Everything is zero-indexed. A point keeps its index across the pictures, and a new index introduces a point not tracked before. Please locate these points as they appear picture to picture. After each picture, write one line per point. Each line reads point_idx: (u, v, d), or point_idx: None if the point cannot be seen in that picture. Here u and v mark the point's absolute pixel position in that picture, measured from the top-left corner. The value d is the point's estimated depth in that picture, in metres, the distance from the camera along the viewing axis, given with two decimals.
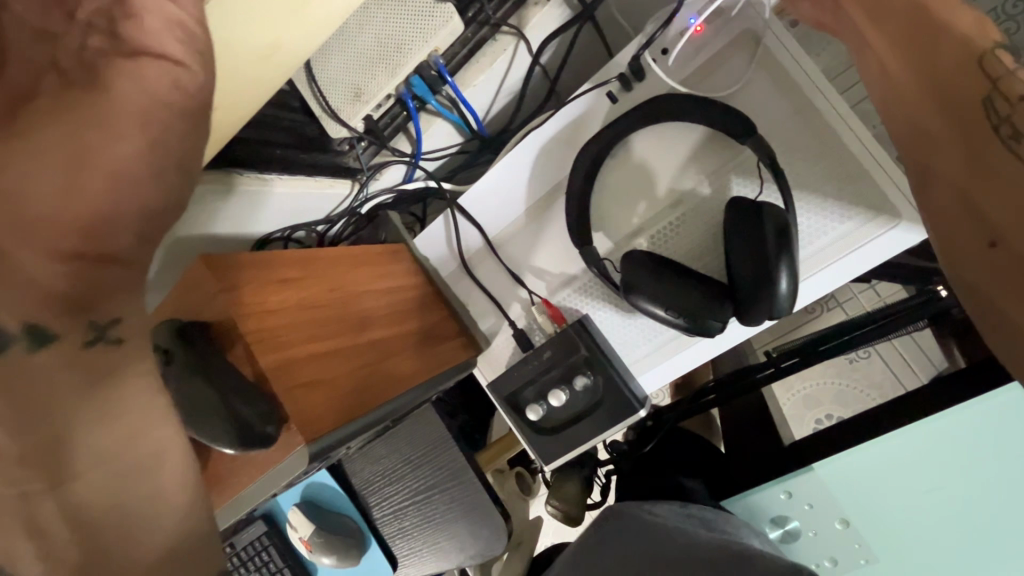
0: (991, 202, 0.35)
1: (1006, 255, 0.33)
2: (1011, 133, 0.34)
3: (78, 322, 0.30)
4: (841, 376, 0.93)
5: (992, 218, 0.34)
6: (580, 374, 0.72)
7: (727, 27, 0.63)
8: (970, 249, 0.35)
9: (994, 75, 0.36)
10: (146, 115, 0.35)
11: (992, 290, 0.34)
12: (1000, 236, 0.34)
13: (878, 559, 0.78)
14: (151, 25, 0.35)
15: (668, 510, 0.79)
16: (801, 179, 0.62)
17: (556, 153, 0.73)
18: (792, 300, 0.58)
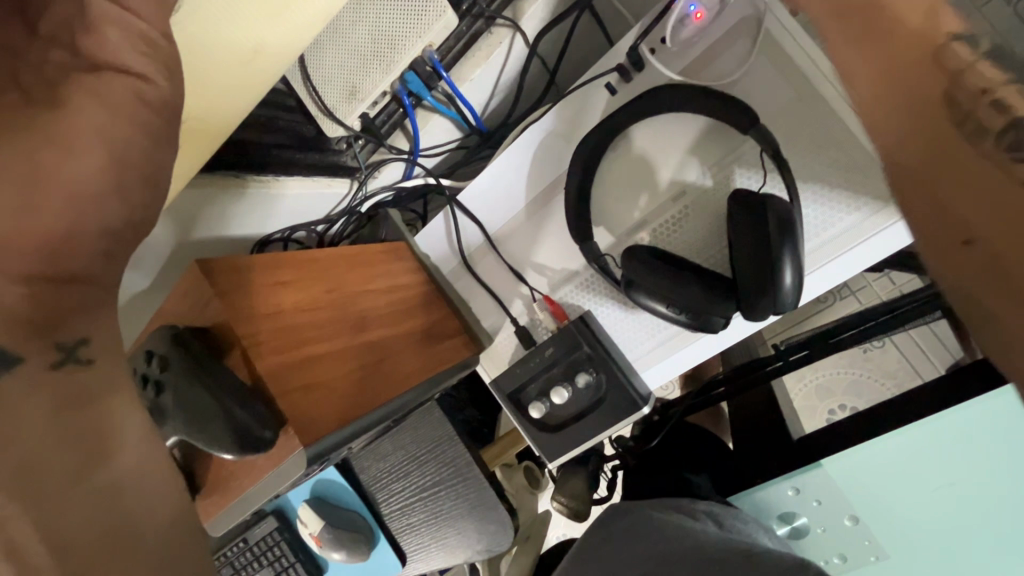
0: (962, 197, 0.27)
1: (988, 259, 0.26)
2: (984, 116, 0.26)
3: (45, 344, 0.31)
4: (854, 366, 0.91)
5: (965, 213, 0.27)
6: (582, 372, 0.71)
7: (728, 13, 0.60)
8: (938, 251, 0.28)
9: (954, 63, 0.27)
10: (107, 131, 0.35)
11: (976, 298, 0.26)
12: (979, 234, 0.26)
13: (890, 555, 0.76)
14: (112, 39, 0.36)
15: (676, 509, 0.79)
16: (807, 169, 0.60)
17: (555, 146, 0.72)
18: (798, 293, 0.57)
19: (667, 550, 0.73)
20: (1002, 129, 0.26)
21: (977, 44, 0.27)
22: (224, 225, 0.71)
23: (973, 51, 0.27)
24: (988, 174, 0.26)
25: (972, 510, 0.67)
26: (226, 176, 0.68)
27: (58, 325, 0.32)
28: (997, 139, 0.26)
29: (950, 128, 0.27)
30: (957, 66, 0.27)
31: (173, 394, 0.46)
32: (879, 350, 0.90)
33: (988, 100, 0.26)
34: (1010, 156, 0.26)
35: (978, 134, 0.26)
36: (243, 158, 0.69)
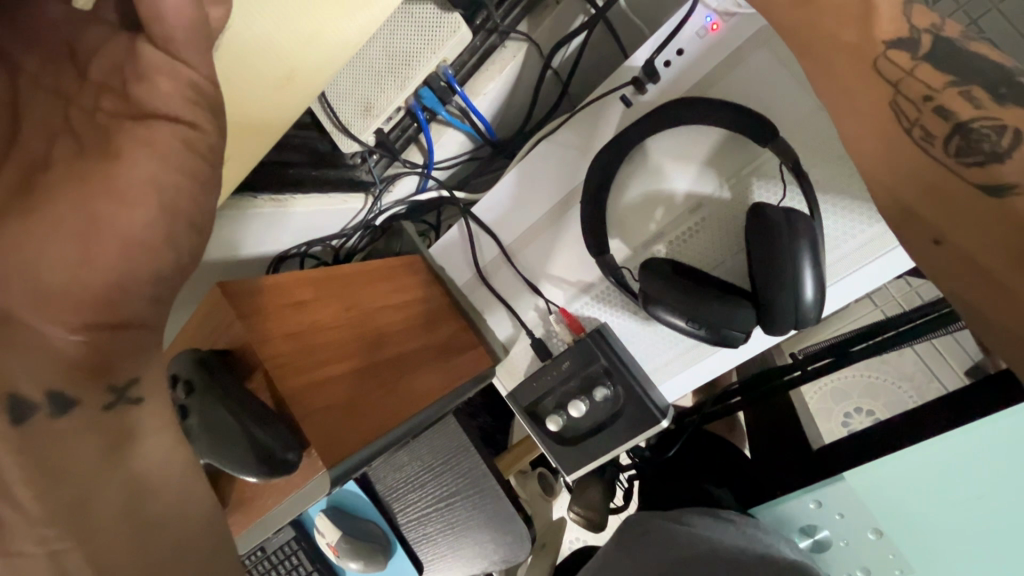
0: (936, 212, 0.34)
1: (951, 255, 0.33)
2: (923, 133, 0.35)
3: (97, 386, 0.35)
4: (873, 369, 0.89)
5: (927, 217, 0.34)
6: (600, 385, 0.71)
7: (744, 24, 0.59)
8: (910, 245, 0.35)
9: (895, 79, 0.37)
10: (156, 177, 0.37)
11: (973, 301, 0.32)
12: (945, 234, 0.33)
13: (914, 569, 0.75)
14: (163, 87, 0.38)
15: (700, 519, 0.78)
16: (827, 182, 0.59)
17: (569, 159, 0.71)
18: (820, 307, 0.57)
19: (686, 561, 0.73)
20: (946, 135, 0.34)
21: (916, 53, 0.36)
22: (245, 246, 0.73)
23: (910, 58, 0.36)
24: (944, 178, 0.34)
25: (1000, 524, 0.66)
26: (243, 199, 0.68)
27: (113, 368, 0.35)
28: (943, 144, 0.34)
29: (903, 137, 0.35)
30: (899, 80, 0.36)
31: (199, 416, 0.47)
32: (896, 353, 0.89)
33: (929, 109, 0.35)
34: (957, 159, 0.33)
35: (926, 139, 0.35)
36: (259, 179, 0.70)
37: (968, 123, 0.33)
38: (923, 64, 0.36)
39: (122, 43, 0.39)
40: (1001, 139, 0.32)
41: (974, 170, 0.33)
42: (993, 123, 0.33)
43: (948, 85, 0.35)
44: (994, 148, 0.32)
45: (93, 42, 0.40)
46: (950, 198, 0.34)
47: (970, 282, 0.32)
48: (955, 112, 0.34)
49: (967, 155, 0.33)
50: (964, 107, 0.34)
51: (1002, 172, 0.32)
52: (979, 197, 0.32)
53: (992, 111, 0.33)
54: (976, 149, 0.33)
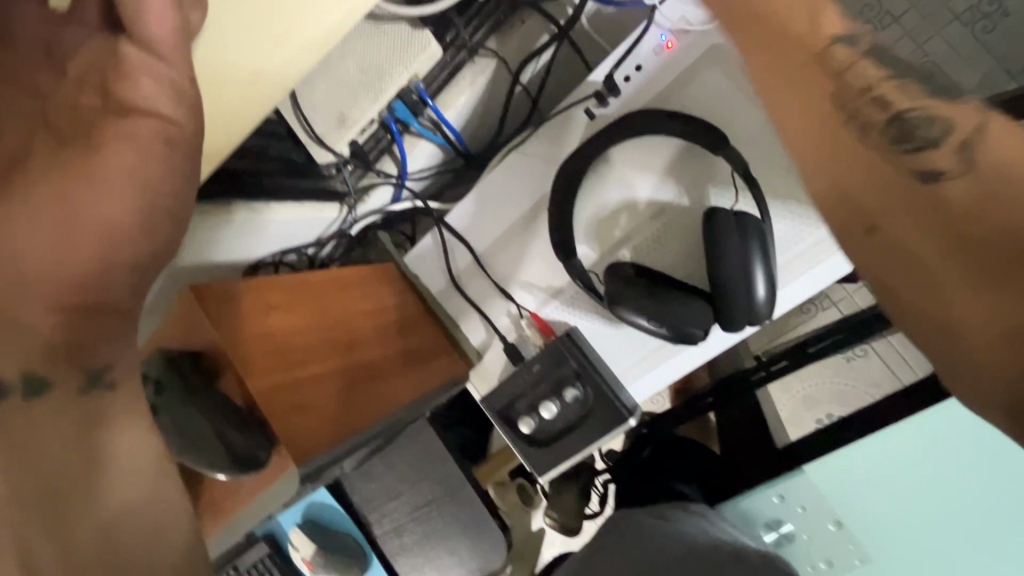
0: (870, 195, 0.36)
1: (884, 239, 0.36)
2: (864, 121, 0.37)
3: (73, 369, 0.36)
4: (839, 375, 0.85)
5: (864, 203, 0.36)
6: (570, 387, 0.73)
7: (696, 43, 0.64)
8: (846, 234, 0.37)
9: (843, 65, 0.38)
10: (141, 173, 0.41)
11: (901, 287, 0.36)
12: (876, 220, 0.36)
13: (873, 558, 0.77)
14: (145, 86, 0.40)
15: (679, 517, 0.79)
16: (774, 188, 0.64)
17: (538, 170, 0.74)
18: (770, 304, 0.61)
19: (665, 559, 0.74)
20: (886, 123, 0.37)
21: (856, 47, 0.39)
22: (218, 252, 0.74)
23: (851, 52, 0.38)
24: (879, 161, 0.37)
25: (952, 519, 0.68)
26: (216, 205, 0.69)
27: (86, 352, 0.36)
28: (883, 132, 0.37)
29: (848, 126, 0.37)
30: (844, 69, 0.38)
31: (171, 414, 0.46)
32: (861, 359, 0.85)
33: (871, 98, 0.38)
34: (896, 145, 0.37)
35: (865, 128, 0.37)
36: (235, 187, 0.71)
37: (904, 113, 0.37)
38: (861, 59, 0.38)
39: (98, 47, 0.41)
40: (933, 130, 0.36)
41: (912, 157, 0.36)
42: (922, 115, 0.37)
43: (883, 79, 0.38)
44: (927, 137, 0.36)
45: (69, 42, 0.41)
46: (891, 188, 0.36)
47: (900, 272, 0.35)
48: (893, 104, 0.37)
49: (904, 142, 0.37)
50: (898, 98, 0.37)
51: (934, 158, 0.35)
52: (913, 182, 0.36)
53: (920, 105, 0.37)
54: (912, 137, 0.36)
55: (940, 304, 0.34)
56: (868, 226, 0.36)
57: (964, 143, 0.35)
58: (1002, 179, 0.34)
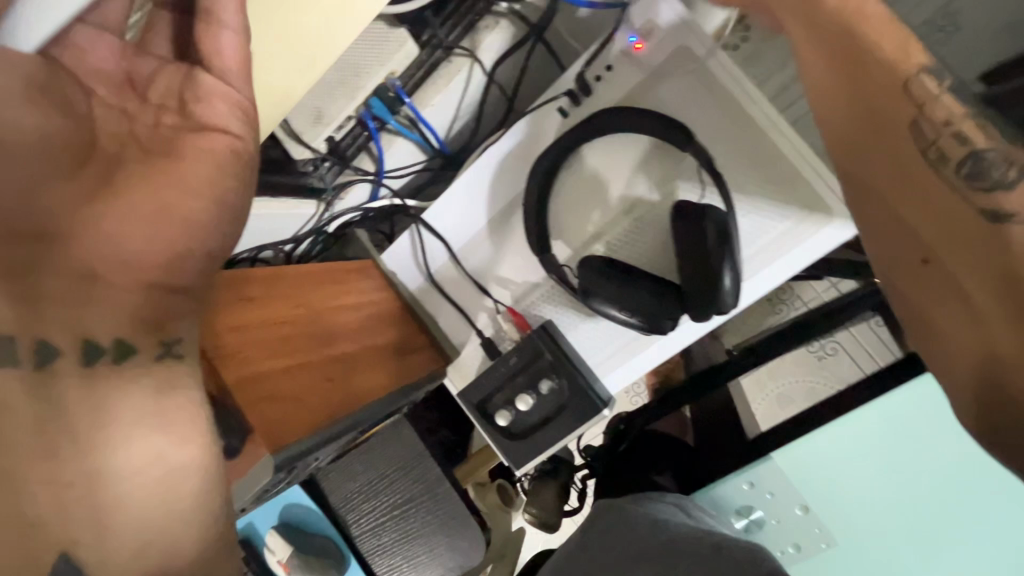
0: (925, 226, 0.39)
1: (937, 271, 0.38)
2: (938, 157, 0.38)
3: (151, 340, 0.40)
4: (812, 373, 1.01)
5: (922, 235, 0.39)
6: (545, 378, 0.74)
7: (663, 45, 0.67)
8: (903, 262, 0.40)
9: (922, 101, 0.38)
10: (212, 180, 0.45)
11: (940, 314, 0.39)
12: (931, 254, 0.39)
13: (838, 542, 0.79)
14: (218, 107, 0.45)
15: (658, 507, 0.80)
16: (739, 183, 0.66)
17: (514, 166, 0.76)
18: (735, 294, 0.63)
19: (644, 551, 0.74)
20: (961, 159, 0.37)
21: (943, 81, 0.38)
22: None
23: (939, 84, 0.38)
24: (949, 197, 0.38)
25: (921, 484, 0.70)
26: None
27: (165, 326, 0.41)
28: (956, 167, 0.37)
29: (919, 160, 0.38)
30: (926, 102, 0.38)
31: None
32: (834, 359, 1.00)
33: (949, 133, 0.37)
34: (968, 183, 0.37)
35: (941, 161, 0.38)
36: None
37: (982, 152, 0.36)
38: (948, 92, 0.37)
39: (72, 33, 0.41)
40: (1008, 171, 0.35)
41: (981, 195, 0.36)
42: (1004, 155, 0.36)
43: (967, 115, 0.37)
44: (1003, 177, 0.35)
45: None
46: (957, 224, 0.37)
47: (942, 304, 0.38)
48: (974, 139, 0.37)
49: (977, 181, 0.36)
50: (981, 136, 0.36)
51: (1003, 200, 0.35)
52: (979, 221, 0.36)
53: (1005, 146, 0.36)
54: (986, 177, 0.36)
55: (982, 339, 0.36)
56: (924, 256, 0.39)
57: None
58: None
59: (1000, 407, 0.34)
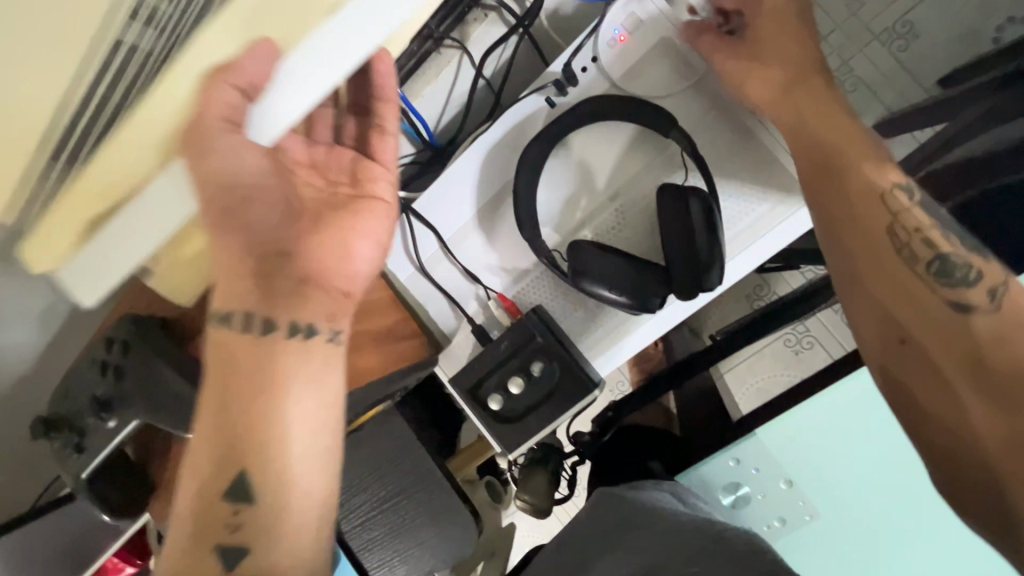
0: (904, 312, 0.52)
1: (915, 348, 0.51)
2: (910, 257, 0.53)
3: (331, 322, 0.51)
4: (787, 364, 1.05)
5: (902, 320, 0.52)
6: (536, 361, 0.75)
7: (645, 37, 0.70)
8: (884, 340, 0.53)
9: (896, 210, 0.54)
10: (384, 231, 0.57)
11: (912, 382, 0.50)
12: (908, 334, 0.51)
13: (821, 513, 0.79)
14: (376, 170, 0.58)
15: (656, 494, 0.80)
16: (720, 168, 0.70)
17: (503, 155, 0.78)
18: (717, 270, 0.65)
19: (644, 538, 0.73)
20: (929, 260, 0.52)
21: (911, 198, 0.55)
22: None
23: (908, 200, 0.54)
24: (925, 291, 0.52)
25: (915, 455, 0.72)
26: None
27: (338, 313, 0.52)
28: (926, 267, 0.52)
29: (895, 254, 0.53)
30: (899, 212, 0.54)
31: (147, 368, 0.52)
32: (808, 351, 1.04)
33: (918, 238, 0.53)
34: (937, 280, 0.52)
35: (913, 259, 0.53)
36: None
37: (945, 257, 0.52)
38: (916, 206, 0.54)
39: None
40: (968, 273, 0.51)
41: (947, 290, 0.51)
42: (961, 261, 0.51)
43: (931, 227, 0.53)
44: (963, 277, 0.51)
45: None
46: (928, 310, 0.51)
47: (922, 376, 0.50)
48: (937, 246, 0.52)
49: (944, 279, 0.51)
50: (943, 243, 0.52)
51: (966, 294, 0.50)
52: (949, 310, 0.50)
53: (960, 254, 0.52)
54: (951, 275, 0.51)
55: (953, 406, 0.48)
56: (902, 337, 0.51)
57: (992, 291, 0.50)
58: (1010, 322, 0.48)
59: (965, 444, 0.47)
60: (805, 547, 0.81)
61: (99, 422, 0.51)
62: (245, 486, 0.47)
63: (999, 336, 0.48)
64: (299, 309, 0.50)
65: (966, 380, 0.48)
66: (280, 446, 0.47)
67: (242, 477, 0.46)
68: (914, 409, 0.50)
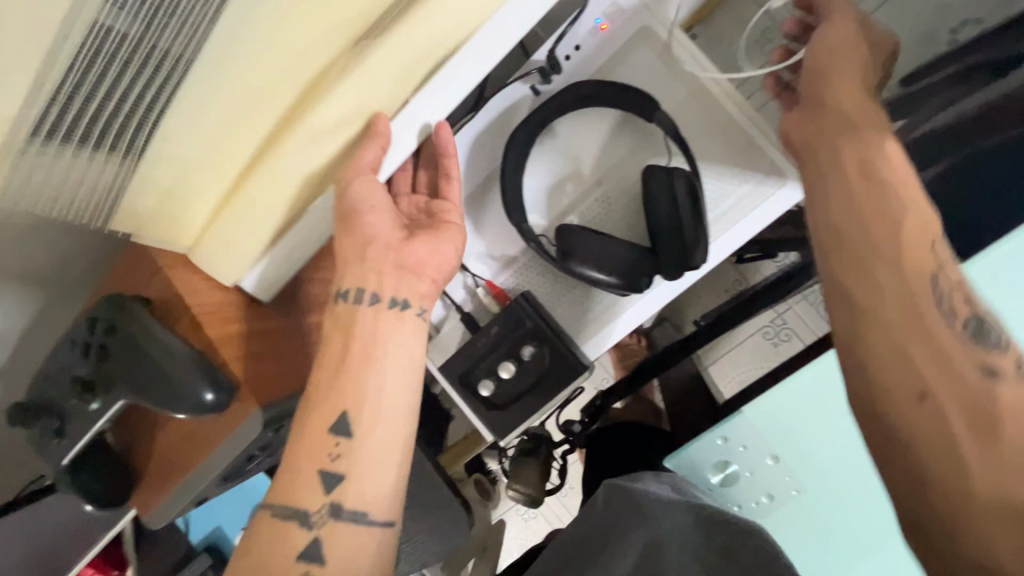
0: (929, 370, 0.45)
1: (932, 409, 0.44)
2: (948, 309, 0.46)
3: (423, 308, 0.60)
4: (762, 351, 1.08)
5: (923, 380, 0.45)
6: (527, 345, 0.76)
7: (627, 26, 0.72)
8: (900, 397, 0.46)
9: (937, 259, 0.48)
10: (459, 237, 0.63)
11: (918, 449, 0.45)
12: (928, 393, 0.45)
13: (807, 488, 0.80)
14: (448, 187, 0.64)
15: (656, 486, 0.77)
16: (701, 151, 0.72)
17: (489, 143, 0.78)
18: (702, 248, 0.67)
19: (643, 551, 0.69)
20: (965, 317, 0.46)
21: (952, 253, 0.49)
22: None
23: (948, 252, 0.48)
24: (956, 348, 0.46)
25: None
26: None
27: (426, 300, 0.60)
28: (964, 324, 0.46)
29: (932, 305, 0.47)
30: (942, 263, 0.48)
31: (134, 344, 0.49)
32: (782, 336, 1.08)
33: (959, 292, 0.47)
34: (972, 339, 0.46)
35: (950, 313, 0.46)
36: None
37: (982, 315, 0.47)
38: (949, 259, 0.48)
39: None
40: (999, 338, 0.46)
41: (978, 351, 0.46)
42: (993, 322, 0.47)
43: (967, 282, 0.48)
44: (998, 341, 0.46)
45: None
46: (957, 371, 0.45)
47: (932, 447, 0.44)
48: (974, 302, 0.47)
49: (980, 339, 0.46)
50: (982, 303, 0.47)
51: (997, 360, 0.45)
52: (979, 374, 0.45)
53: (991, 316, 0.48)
54: (986, 337, 0.46)
55: (955, 480, 0.43)
56: (918, 394, 0.45)
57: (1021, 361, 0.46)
58: None
59: (958, 526, 0.43)
60: (789, 520, 0.83)
61: (83, 404, 0.50)
62: (303, 444, 0.55)
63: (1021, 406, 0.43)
64: (399, 284, 0.58)
65: (977, 448, 0.43)
66: (375, 401, 0.55)
67: (342, 416, 0.55)
68: (917, 480, 0.45)
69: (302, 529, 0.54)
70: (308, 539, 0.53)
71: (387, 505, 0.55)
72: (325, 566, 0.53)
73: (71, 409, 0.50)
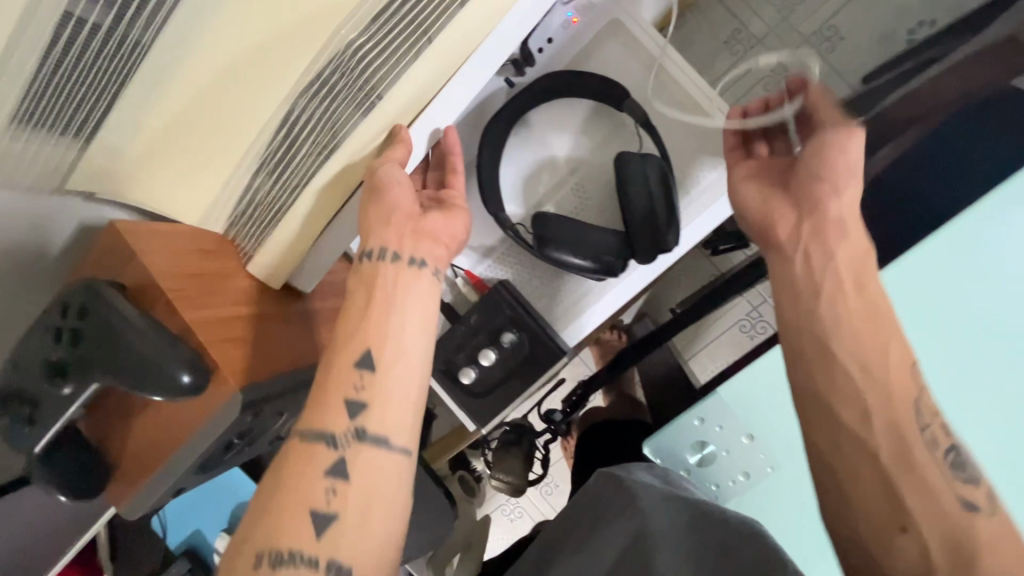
0: (911, 495, 0.48)
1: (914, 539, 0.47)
2: (930, 437, 0.50)
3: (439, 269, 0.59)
4: (734, 336, 1.12)
5: (904, 507, 0.48)
6: (506, 332, 0.76)
7: (596, 20, 0.74)
8: (881, 524, 0.48)
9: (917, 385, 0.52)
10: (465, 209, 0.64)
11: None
12: (908, 523, 0.47)
13: (782, 465, 0.81)
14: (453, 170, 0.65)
15: (644, 474, 0.76)
16: (671, 139, 0.74)
17: (465, 135, 0.80)
18: (674, 231, 0.69)
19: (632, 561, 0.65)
20: (947, 447, 0.50)
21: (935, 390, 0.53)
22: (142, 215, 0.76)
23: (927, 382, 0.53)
24: (938, 477, 0.49)
25: None
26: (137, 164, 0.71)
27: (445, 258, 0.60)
28: (945, 453, 0.50)
29: (917, 431, 0.50)
30: (921, 389, 0.52)
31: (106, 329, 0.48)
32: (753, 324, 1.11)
33: (939, 420, 0.51)
34: (953, 471, 0.49)
35: (932, 443, 0.50)
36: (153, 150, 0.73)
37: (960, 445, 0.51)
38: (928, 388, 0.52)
39: None
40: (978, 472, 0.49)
41: (961, 482, 0.48)
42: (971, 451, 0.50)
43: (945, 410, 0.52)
44: (974, 474, 0.49)
45: None
46: (937, 499, 0.48)
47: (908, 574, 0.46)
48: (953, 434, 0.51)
49: (960, 470, 0.49)
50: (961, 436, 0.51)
51: (978, 491, 0.48)
52: (960, 506, 0.47)
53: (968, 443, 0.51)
54: (964, 469, 0.49)
55: None
56: (901, 526, 0.47)
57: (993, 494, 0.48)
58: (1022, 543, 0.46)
59: None
60: (768, 501, 0.83)
61: (53, 389, 0.49)
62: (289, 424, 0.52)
63: (999, 544, 0.45)
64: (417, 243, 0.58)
65: None
66: (380, 365, 0.54)
67: (366, 351, 0.53)
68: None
69: (321, 466, 0.50)
70: (332, 459, 0.50)
71: (397, 460, 0.52)
72: (350, 482, 0.50)
73: (40, 395, 0.50)
